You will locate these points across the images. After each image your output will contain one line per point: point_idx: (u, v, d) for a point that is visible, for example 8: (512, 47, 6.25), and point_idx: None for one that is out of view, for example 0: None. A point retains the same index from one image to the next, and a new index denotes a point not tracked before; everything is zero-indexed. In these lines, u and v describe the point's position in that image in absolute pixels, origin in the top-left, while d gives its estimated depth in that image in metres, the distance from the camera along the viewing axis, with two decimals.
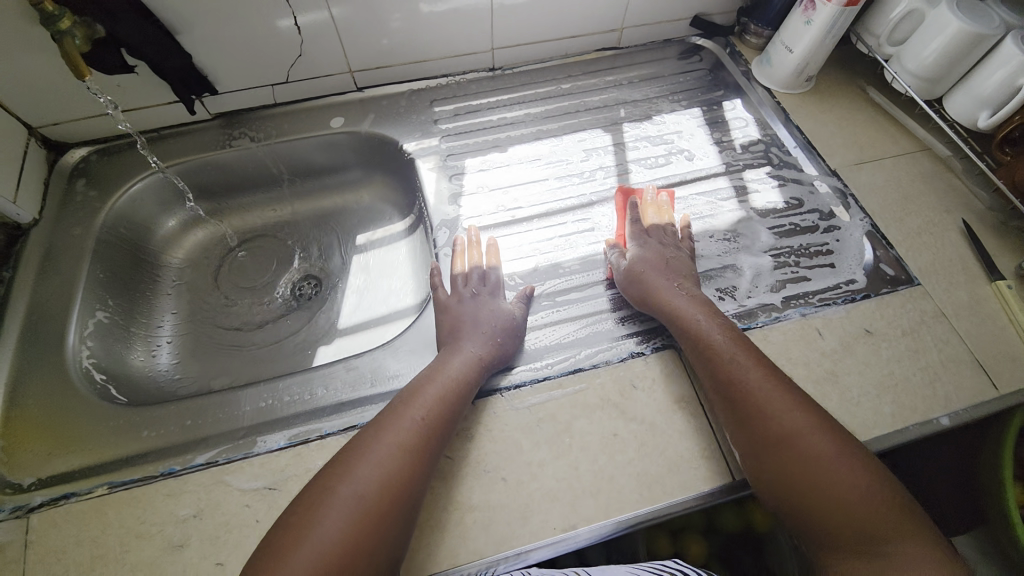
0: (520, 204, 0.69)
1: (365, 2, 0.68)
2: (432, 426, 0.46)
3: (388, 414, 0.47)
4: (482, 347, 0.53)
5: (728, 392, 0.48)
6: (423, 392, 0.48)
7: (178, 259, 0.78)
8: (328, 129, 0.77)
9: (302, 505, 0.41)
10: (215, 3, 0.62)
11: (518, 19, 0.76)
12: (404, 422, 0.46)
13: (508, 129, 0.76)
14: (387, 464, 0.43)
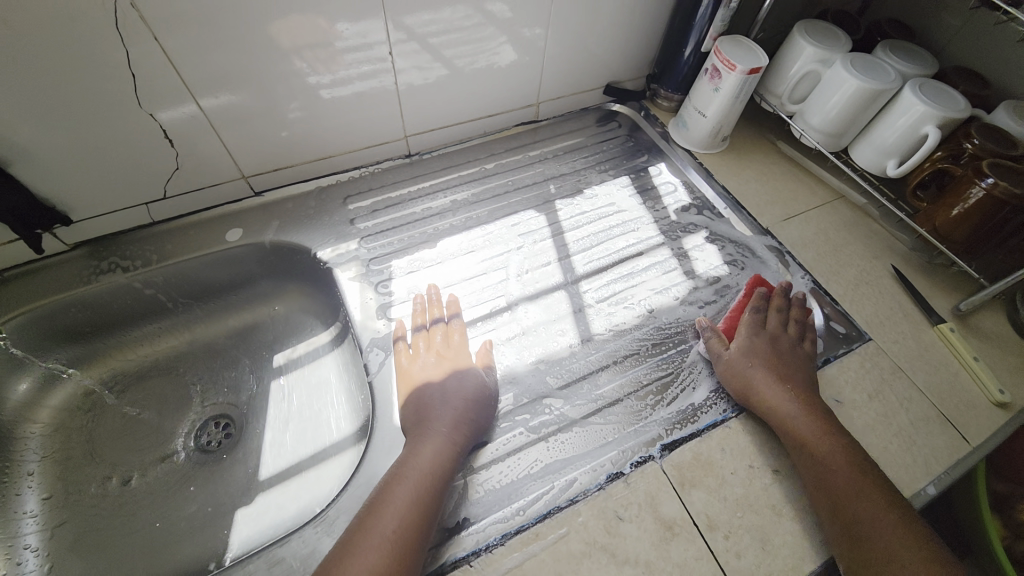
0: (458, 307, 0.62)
1: (248, 94, 0.58)
2: (410, 537, 0.41)
3: (356, 533, 0.42)
4: (454, 428, 0.49)
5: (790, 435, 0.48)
6: (391, 499, 0.43)
7: (38, 429, 0.62)
8: (223, 244, 0.66)
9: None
10: (52, 123, 0.51)
11: (429, 104, 0.71)
12: (376, 538, 0.41)
13: (434, 220, 0.70)
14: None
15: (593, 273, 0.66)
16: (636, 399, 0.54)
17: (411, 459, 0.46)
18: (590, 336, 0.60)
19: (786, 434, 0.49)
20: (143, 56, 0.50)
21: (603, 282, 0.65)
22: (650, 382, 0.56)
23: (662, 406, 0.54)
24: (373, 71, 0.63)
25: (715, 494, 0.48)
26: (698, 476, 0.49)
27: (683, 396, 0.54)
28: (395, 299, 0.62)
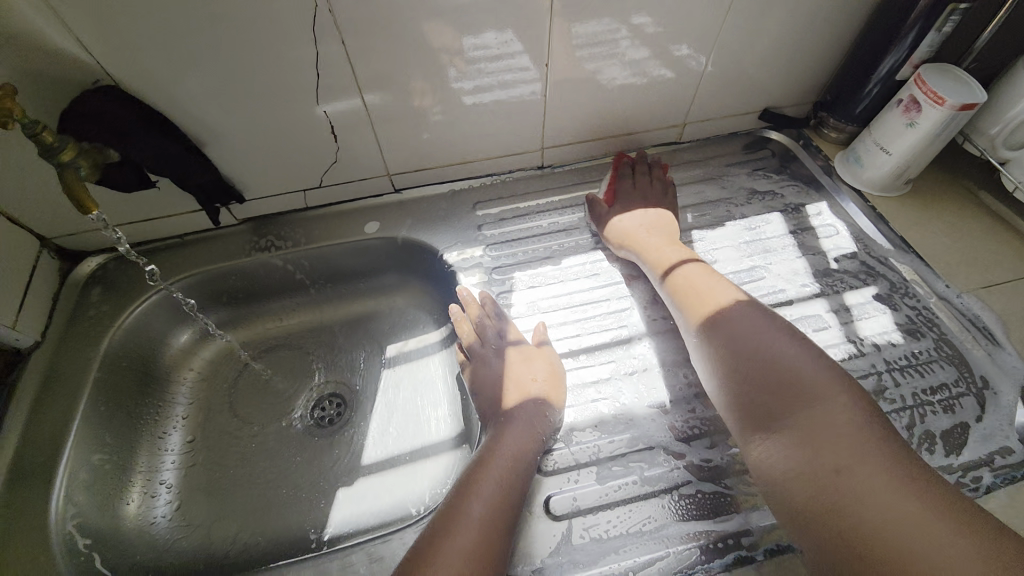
0: (580, 333, 0.60)
1: (404, 89, 0.59)
2: (496, 528, 0.43)
3: (446, 515, 0.43)
4: (528, 435, 0.50)
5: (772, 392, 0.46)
6: (479, 485, 0.45)
7: (189, 378, 0.70)
8: (362, 236, 0.70)
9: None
10: (243, 112, 0.57)
11: (570, 117, 0.69)
12: (465, 517, 0.43)
13: (559, 237, 0.68)
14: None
15: None
16: None
17: (495, 446, 0.49)
18: None
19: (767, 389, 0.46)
20: (326, 52, 0.53)
21: None
22: None
23: None
24: (525, 78, 0.62)
25: None
26: None
27: None
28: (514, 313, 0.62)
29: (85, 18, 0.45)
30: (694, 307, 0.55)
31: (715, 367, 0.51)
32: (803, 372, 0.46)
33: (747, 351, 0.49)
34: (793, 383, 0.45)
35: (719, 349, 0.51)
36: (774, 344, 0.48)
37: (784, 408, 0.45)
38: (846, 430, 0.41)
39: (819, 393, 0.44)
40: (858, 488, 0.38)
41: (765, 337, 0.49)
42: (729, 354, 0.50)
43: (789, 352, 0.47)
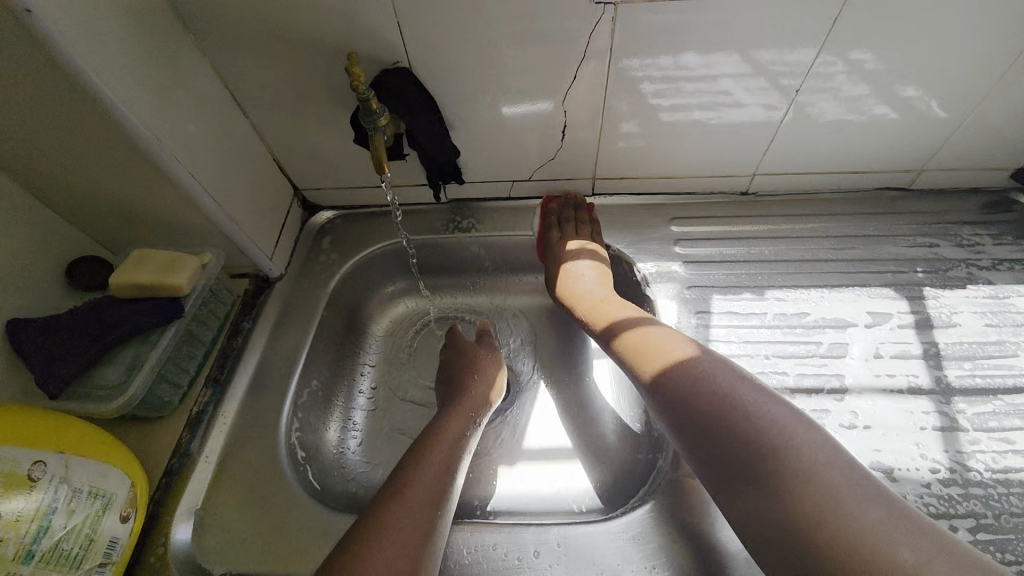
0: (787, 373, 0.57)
1: (645, 99, 0.61)
2: (411, 541, 0.46)
3: (361, 528, 0.46)
4: (465, 425, 0.58)
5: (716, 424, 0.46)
6: (390, 501, 0.48)
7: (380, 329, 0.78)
8: (556, 232, 0.74)
9: (345, 554, 0.43)
10: (495, 102, 0.61)
11: (796, 147, 0.66)
12: (379, 536, 0.45)
13: (761, 266, 0.66)
14: (407, 504, 0.48)
15: (973, 393, 0.56)
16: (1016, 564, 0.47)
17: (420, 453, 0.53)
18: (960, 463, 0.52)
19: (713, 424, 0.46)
20: (592, 56, 0.56)
21: (985, 408, 0.55)
22: None
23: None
24: (747, 104, 0.61)
25: None
26: None
27: None
28: (716, 334, 0.60)
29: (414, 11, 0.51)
30: (636, 352, 0.55)
31: (675, 420, 0.49)
32: (731, 398, 0.46)
33: (679, 387, 0.50)
34: (727, 408, 0.46)
35: (661, 393, 0.51)
36: (677, 378, 0.50)
37: (733, 445, 0.44)
38: (810, 459, 0.41)
39: (739, 422, 0.45)
40: (829, 487, 0.40)
41: (669, 371, 0.51)
42: (680, 398, 0.49)
43: (714, 376, 0.48)
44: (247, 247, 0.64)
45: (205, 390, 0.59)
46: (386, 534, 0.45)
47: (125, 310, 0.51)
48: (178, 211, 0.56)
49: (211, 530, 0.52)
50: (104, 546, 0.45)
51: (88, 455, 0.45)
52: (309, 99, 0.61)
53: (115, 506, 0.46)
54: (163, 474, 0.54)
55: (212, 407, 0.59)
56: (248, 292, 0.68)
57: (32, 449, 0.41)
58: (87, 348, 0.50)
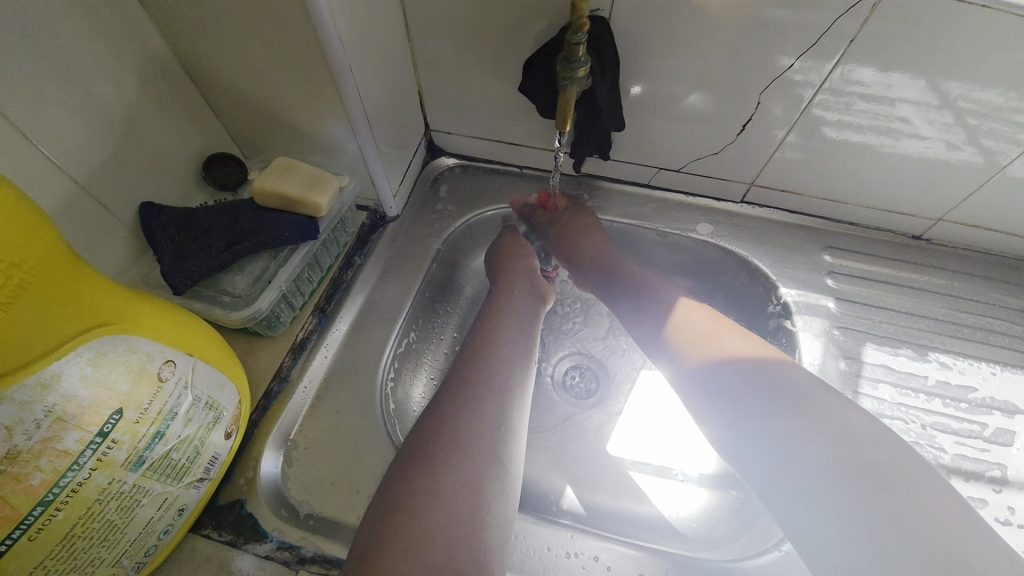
0: (943, 449, 0.52)
1: (854, 110, 0.53)
2: (498, 408, 0.45)
3: (463, 386, 0.46)
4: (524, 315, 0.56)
5: (770, 395, 0.45)
6: (479, 362, 0.48)
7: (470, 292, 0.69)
8: (693, 233, 0.67)
9: (445, 414, 0.44)
10: (683, 79, 0.55)
11: (1005, 203, 0.57)
12: (472, 393, 0.46)
13: (927, 322, 0.59)
14: (484, 425, 0.44)
15: None
16: None
17: (506, 330, 0.52)
18: None
19: (768, 395, 0.45)
20: (819, 48, 0.49)
21: None
22: None
23: None
24: (927, 137, 0.54)
25: None
26: None
27: None
28: (866, 385, 0.56)
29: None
30: (699, 339, 0.50)
31: (723, 409, 0.46)
32: (795, 389, 0.44)
33: (731, 366, 0.48)
34: (800, 410, 0.43)
35: (710, 373, 0.48)
36: (721, 351, 0.49)
37: (794, 434, 0.42)
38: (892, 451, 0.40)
39: (783, 402, 0.44)
40: (916, 492, 0.37)
41: (734, 355, 0.48)
42: (742, 386, 0.46)
43: (779, 367, 0.47)
44: (379, 180, 0.60)
45: (312, 318, 0.57)
46: (474, 390, 0.46)
47: (264, 219, 0.50)
48: (329, 123, 0.53)
49: (299, 463, 0.50)
50: (206, 461, 0.41)
51: (210, 362, 0.41)
52: (482, 35, 0.56)
53: (223, 422, 0.42)
54: (262, 396, 0.52)
55: (315, 337, 0.56)
56: (364, 227, 0.64)
57: (166, 346, 0.37)
58: (219, 252, 0.48)
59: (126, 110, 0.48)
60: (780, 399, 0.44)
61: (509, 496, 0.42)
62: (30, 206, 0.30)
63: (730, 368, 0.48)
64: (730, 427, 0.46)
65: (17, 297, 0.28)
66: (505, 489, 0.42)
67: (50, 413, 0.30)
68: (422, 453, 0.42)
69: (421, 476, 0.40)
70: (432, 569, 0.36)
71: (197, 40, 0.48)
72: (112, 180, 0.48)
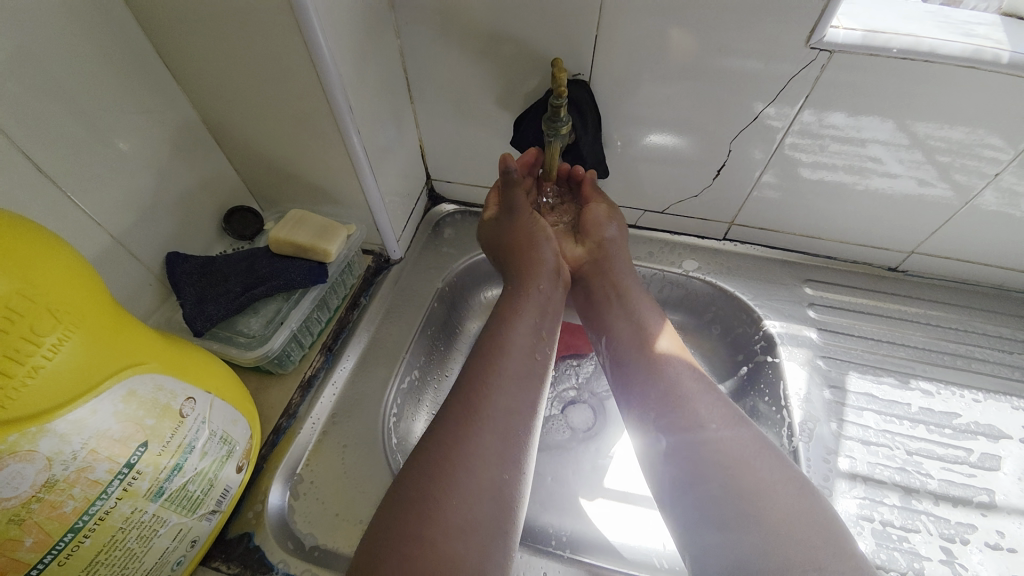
0: (926, 473, 0.54)
1: (817, 153, 0.58)
2: (528, 368, 0.53)
3: (497, 341, 0.54)
4: (547, 281, 0.61)
5: (704, 459, 0.46)
6: (513, 320, 0.56)
7: (473, 328, 0.74)
8: (679, 270, 0.71)
9: (487, 360, 0.52)
10: (659, 130, 0.61)
11: (972, 234, 0.61)
12: (506, 348, 0.53)
13: (908, 349, 0.62)
14: (498, 418, 0.48)
15: None
16: None
17: (533, 290, 0.59)
18: None
19: (703, 456, 0.46)
20: (778, 102, 0.54)
21: None
22: None
23: None
24: (899, 175, 0.58)
25: None
26: None
27: None
28: (851, 413, 0.58)
29: (617, 30, 0.52)
30: (677, 371, 0.52)
31: (674, 442, 0.48)
32: (703, 430, 0.47)
33: (692, 414, 0.49)
34: (714, 451, 0.46)
35: (671, 401, 0.50)
36: (674, 371, 0.52)
37: (709, 469, 0.45)
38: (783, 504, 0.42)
39: (687, 430, 0.48)
40: None
41: (702, 403, 0.49)
42: (698, 430, 0.47)
43: (698, 406, 0.49)
44: (383, 228, 0.65)
45: (319, 356, 0.60)
46: (509, 344, 0.53)
47: (277, 265, 0.54)
48: (338, 176, 0.58)
49: (305, 496, 0.52)
50: (218, 494, 0.44)
51: (227, 399, 0.45)
52: (478, 96, 0.62)
53: (235, 455, 0.45)
54: (271, 432, 0.55)
55: (322, 374, 0.59)
56: (369, 270, 0.69)
57: (187, 384, 0.41)
58: (236, 296, 0.53)
59: (159, 169, 0.53)
60: (709, 462, 0.45)
61: (524, 472, 0.47)
62: (78, 262, 0.34)
63: (682, 421, 0.48)
64: (669, 464, 0.48)
65: (66, 338, 0.32)
66: (521, 463, 0.47)
67: (85, 445, 0.33)
68: (462, 429, 0.46)
69: (458, 442, 0.45)
70: (471, 482, 0.43)
71: (226, 110, 0.54)
72: (143, 231, 0.53)
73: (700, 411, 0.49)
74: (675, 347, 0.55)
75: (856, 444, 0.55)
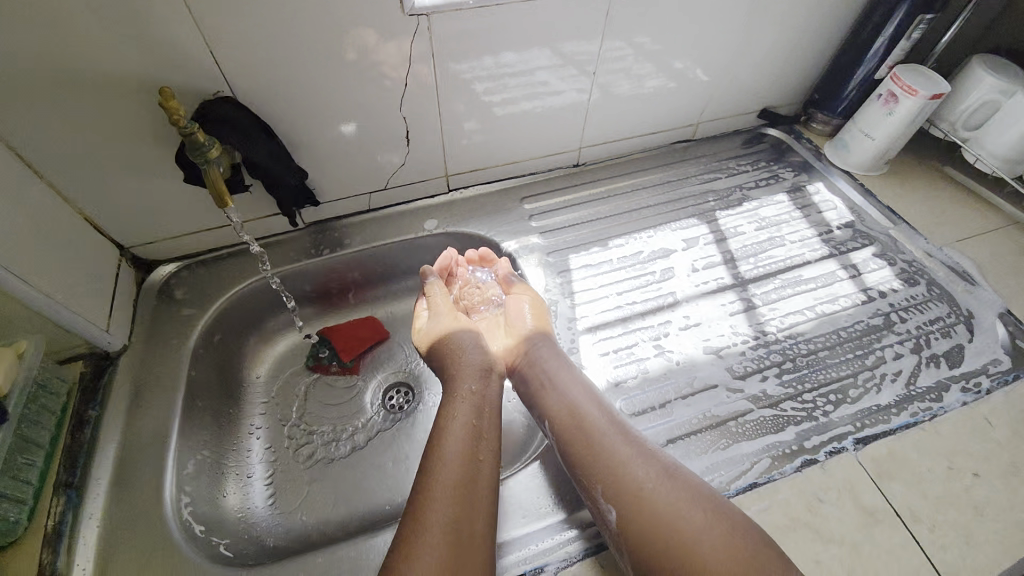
0: (631, 299, 0.69)
1: (463, 98, 0.66)
2: (465, 450, 0.51)
3: (440, 434, 0.52)
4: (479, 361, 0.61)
5: (634, 513, 0.45)
6: (454, 413, 0.54)
7: (261, 374, 0.74)
8: (422, 232, 0.77)
9: (433, 459, 0.50)
10: (334, 118, 0.63)
11: (606, 120, 0.78)
12: (451, 440, 0.51)
13: (604, 222, 0.78)
14: (431, 510, 0.46)
15: (761, 279, 0.69)
16: (819, 395, 0.58)
17: (463, 379, 0.59)
18: (765, 334, 0.64)
19: (630, 511, 0.46)
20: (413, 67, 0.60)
21: (771, 289, 0.68)
22: (830, 382, 0.59)
23: (838, 405, 0.56)
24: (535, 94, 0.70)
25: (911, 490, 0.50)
26: (893, 471, 0.52)
27: (868, 397, 0.57)
28: (577, 287, 0.71)
29: (229, 36, 0.51)
30: (587, 423, 0.53)
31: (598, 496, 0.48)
32: (632, 478, 0.47)
33: (611, 465, 0.49)
34: (635, 501, 0.46)
35: (590, 454, 0.50)
36: (591, 421, 0.53)
37: (635, 524, 0.45)
38: (709, 540, 0.43)
39: (606, 481, 0.48)
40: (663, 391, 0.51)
41: (622, 449, 0.50)
42: (621, 476, 0.48)
43: (626, 459, 0.49)
44: (74, 322, 0.56)
45: (59, 498, 0.51)
46: (440, 434, 0.52)
47: None
48: None
49: None
50: None
51: None
52: (122, 142, 0.56)
53: None
54: None
55: (71, 514, 0.51)
56: (85, 376, 0.59)
57: None
58: None
59: None
60: (638, 514, 0.45)
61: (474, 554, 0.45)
62: None
63: (603, 480, 0.48)
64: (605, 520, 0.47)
65: None
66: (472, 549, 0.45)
67: None
68: (412, 530, 0.44)
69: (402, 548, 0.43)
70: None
71: None
72: None
73: (627, 465, 0.48)
74: (592, 400, 0.55)
75: (586, 308, 0.69)
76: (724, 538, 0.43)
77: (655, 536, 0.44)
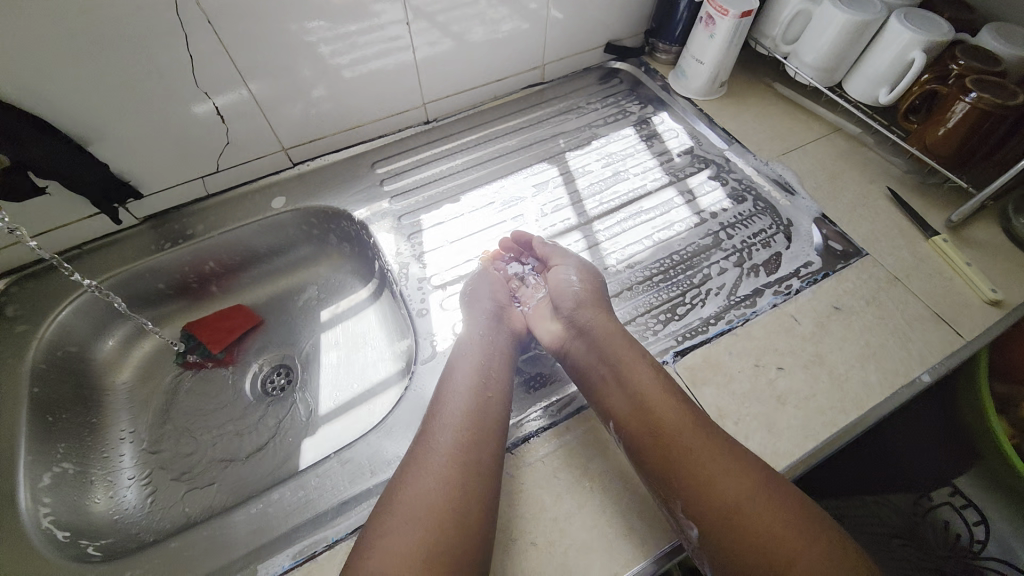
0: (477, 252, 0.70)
1: (270, 66, 0.63)
2: (478, 417, 0.51)
3: (436, 406, 0.52)
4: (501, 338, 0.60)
5: (693, 483, 0.45)
6: (461, 381, 0.54)
7: (122, 380, 0.72)
8: (270, 212, 0.74)
9: (470, 429, 0.49)
10: (125, 104, 0.58)
11: (444, 74, 0.76)
12: (451, 409, 0.51)
13: (457, 177, 0.77)
14: (450, 470, 0.47)
15: (605, 214, 0.72)
16: (648, 317, 0.61)
17: (491, 348, 0.58)
18: (605, 267, 0.67)
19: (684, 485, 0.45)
20: (197, 39, 0.56)
21: (614, 223, 0.71)
22: (658, 304, 0.62)
23: (666, 323, 0.60)
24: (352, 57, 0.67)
25: (724, 389, 0.54)
26: (708, 375, 0.55)
27: (693, 311, 0.61)
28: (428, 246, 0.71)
29: None
30: (618, 399, 0.51)
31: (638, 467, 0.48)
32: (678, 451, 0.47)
33: (656, 441, 0.48)
34: (679, 475, 0.46)
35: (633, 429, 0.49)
36: (628, 395, 0.51)
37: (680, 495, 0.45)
38: (758, 509, 0.43)
39: (657, 453, 0.47)
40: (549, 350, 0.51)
41: (676, 419, 0.48)
42: (660, 452, 0.47)
43: (678, 433, 0.48)
44: None
45: None
46: (456, 403, 0.52)
47: None
48: None
49: None
50: None
51: None
52: None
53: None
54: None
55: None
56: None
57: None
58: None
59: None
60: (692, 482, 0.45)
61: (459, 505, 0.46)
62: None
63: (671, 453, 0.47)
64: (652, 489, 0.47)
65: None
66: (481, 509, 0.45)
67: None
68: (415, 487, 0.46)
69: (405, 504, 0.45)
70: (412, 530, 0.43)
71: None
72: None
73: (686, 437, 0.47)
74: (650, 372, 0.53)
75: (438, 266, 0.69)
76: (772, 506, 0.43)
77: (706, 502, 0.44)
